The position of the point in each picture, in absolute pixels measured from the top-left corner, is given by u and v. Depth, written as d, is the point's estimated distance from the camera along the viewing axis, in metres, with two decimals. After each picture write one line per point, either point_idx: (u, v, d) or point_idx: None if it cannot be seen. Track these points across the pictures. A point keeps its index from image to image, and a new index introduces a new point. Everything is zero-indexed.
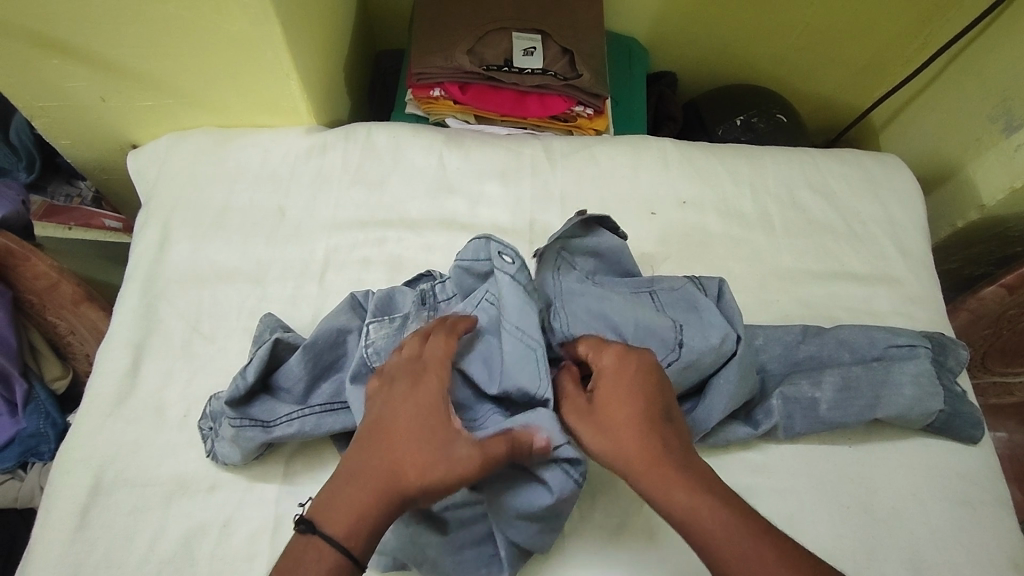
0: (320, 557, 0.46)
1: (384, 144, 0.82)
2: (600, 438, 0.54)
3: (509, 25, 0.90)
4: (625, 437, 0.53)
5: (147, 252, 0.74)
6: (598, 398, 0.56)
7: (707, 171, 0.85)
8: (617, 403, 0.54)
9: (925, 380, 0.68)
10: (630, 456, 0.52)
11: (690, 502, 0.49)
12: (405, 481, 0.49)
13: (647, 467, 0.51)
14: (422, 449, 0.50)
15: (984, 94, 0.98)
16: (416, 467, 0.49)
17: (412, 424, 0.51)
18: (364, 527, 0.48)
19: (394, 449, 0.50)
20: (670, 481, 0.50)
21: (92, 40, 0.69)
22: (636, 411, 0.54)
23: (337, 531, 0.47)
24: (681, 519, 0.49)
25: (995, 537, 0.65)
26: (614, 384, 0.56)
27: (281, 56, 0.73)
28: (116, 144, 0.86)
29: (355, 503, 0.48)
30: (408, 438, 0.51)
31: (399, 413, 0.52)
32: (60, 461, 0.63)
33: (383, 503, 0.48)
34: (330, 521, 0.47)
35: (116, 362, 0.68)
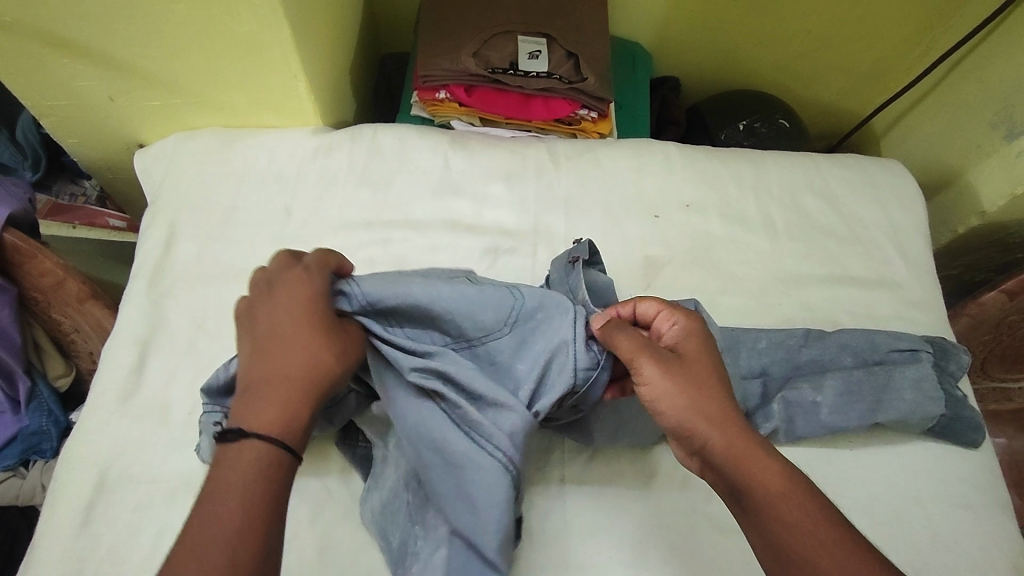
0: (256, 459, 0.47)
1: (390, 146, 0.83)
2: (681, 399, 0.53)
3: (514, 28, 0.90)
4: (714, 405, 0.53)
5: (153, 250, 0.75)
6: (683, 352, 0.57)
7: (711, 174, 0.86)
8: (704, 374, 0.55)
9: (927, 386, 0.69)
10: (723, 425, 0.53)
11: (782, 480, 0.51)
12: (312, 368, 0.52)
13: (741, 443, 0.52)
14: (311, 344, 0.53)
15: (985, 101, 0.99)
16: (317, 353, 0.53)
17: (300, 319, 0.54)
18: (288, 418, 0.49)
19: (292, 343, 0.53)
20: (761, 456, 0.52)
21: (103, 40, 0.70)
22: (718, 379, 0.55)
23: (265, 427, 0.48)
24: (769, 493, 0.50)
25: (996, 540, 0.66)
26: (698, 351, 0.57)
27: (289, 57, 0.74)
28: (123, 143, 0.87)
29: (272, 401, 0.50)
30: (296, 331, 0.53)
31: (283, 315, 0.54)
32: (65, 457, 0.63)
33: (301, 394, 0.51)
34: (255, 423, 0.48)
35: (122, 359, 0.68)
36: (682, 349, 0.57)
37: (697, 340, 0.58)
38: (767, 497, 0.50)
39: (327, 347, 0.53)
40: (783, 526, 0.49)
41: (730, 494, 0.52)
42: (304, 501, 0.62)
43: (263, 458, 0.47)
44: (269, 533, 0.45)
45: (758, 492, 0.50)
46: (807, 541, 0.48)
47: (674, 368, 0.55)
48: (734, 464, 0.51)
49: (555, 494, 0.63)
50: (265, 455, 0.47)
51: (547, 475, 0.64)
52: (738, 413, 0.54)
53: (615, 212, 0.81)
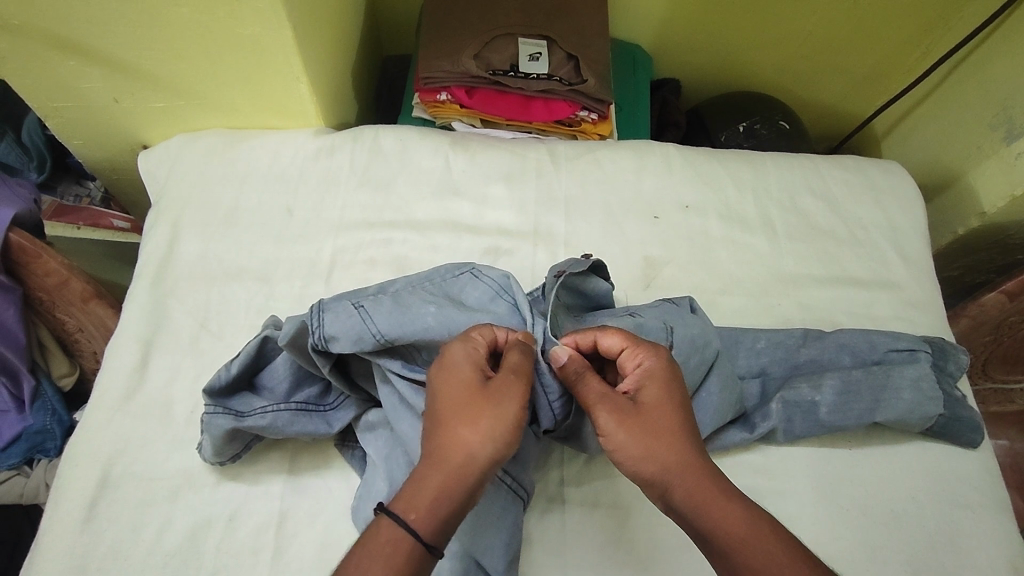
0: (392, 542, 0.47)
1: (391, 147, 0.83)
2: (638, 450, 0.53)
3: (514, 31, 0.91)
4: (671, 457, 0.52)
5: (156, 250, 0.75)
6: (642, 401, 0.55)
7: (710, 175, 0.86)
8: (665, 421, 0.54)
9: (925, 386, 0.69)
10: (683, 474, 0.52)
11: (743, 526, 0.50)
12: (470, 452, 0.50)
13: (701, 490, 0.51)
14: (473, 424, 0.51)
15: (985, 103, 0.99)
16: (464, 426, 0.51)
17: (453, 396, 0.53)
18: (431, 498, 0.49)
19: (441, 424, 0.52)
20: (720, 501, 0.51)
21: (107, 42, 0.71)
22: (677, 427, 0.54)
23: (408, 512, 0.48)
24: (726, 538, 0.50)
25: (994, 540, 0.66)
26: (660, 395, 0.55)
27: (291, 59, 0.74)
28: (127, 144, 0.87)
29: (418, 489, 0.49)
30: (444, 407, 0.52)
31: (434, 396, 0.53)
32: (67, 455, 0.64)
33: (453, 479, 0.49)
34: (405, 506, 0.48)
35: (125, 358, 0.69)
36: (642, 395, 0.55)
37: (658, 386, 0.55)
38: (724, 544, 0.49)
39: (479, 419, 0.51)
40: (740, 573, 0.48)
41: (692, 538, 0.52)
42: (306, 498, 0.62)
43: (398, 541, 0.47)
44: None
45: (715, 538, 0.50)
46: None
47: (631, 417, 0.54)
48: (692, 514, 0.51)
49: (554, 493, 0.64)
50: (400, 538, 0.47)
51: (546, 474, 0.65)
52: (700, 458, 0.53)
53: (615, 213, 0.82)
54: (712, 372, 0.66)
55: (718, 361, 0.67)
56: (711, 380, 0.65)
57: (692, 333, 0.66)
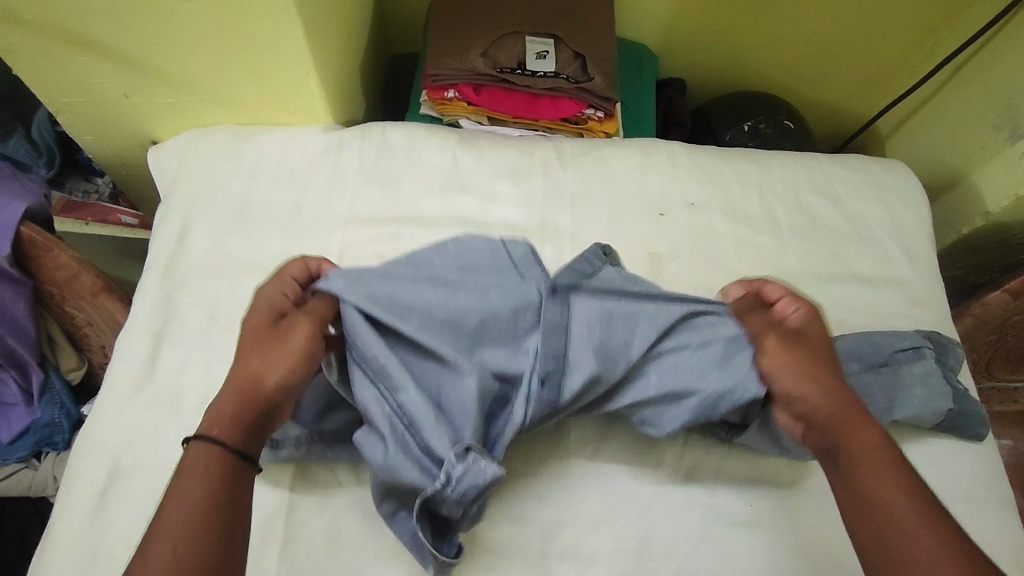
0: (199, 458, 0.51)
1: (399, 143, 0.84)
2: (797, 361, 0.60)
3: (521, 29, 0.92)
4: (826, 378, 0.59)
5: (167, 243, 0.76)
6: (801, 333, 0.63)
7: (716, 173, 0.87)
8: (827, 348, 0.63)
9: (933, 380, 0.69)
10: (829, 394, 0.58)
11: (862, 425, 0.55)
12: (262, 376, 0.56)
13: (847, 412, 0.56)
14: (263, 353, 0.57)
15: (990, 102, 0.99)
16: (263, 367, 0.56)
17: (251, 337, 0.59)
18: (231, 420, 0.53)
19: (239, 361, 0.57)
20: (864, 425, 0.55)
21: (120, 38, 0.72)
22: (831, 361, 0.61)
23: (207, 430, 0.52)
24: (847, 437, 0.54)
25: (998, 536, 0.66)
26: (820, 336, 0.63)
27: (303, 57, 0.75)
28: (136, 140, 0.88)
29: (218, 411, 0.54)
30: (246, 356, 0.57)
31: (240, 341, 0.59)
32: (79, 445, 0.65)
33: (247, 401, 0.54)
34: (204, 427, 0.53)
35: (136, 350, 0.69)
36: (806, 330, 0.64)
37: (818, 334, 0.64)
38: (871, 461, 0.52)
39: (273, 350, 0.57)
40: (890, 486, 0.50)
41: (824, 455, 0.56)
42: (314, 491, 0.62)
43: (203, 454, 0.51)
44: (214, 519, 0.48)
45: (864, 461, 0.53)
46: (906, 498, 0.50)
47: (793, 344, 0.62)
48: (835, 427, 0.55)
49: (562, 487, 0.64)
50: (205, 451, 0.51)
51: (550, 462, 0.65)
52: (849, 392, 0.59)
53: (620, 210, 0.82)
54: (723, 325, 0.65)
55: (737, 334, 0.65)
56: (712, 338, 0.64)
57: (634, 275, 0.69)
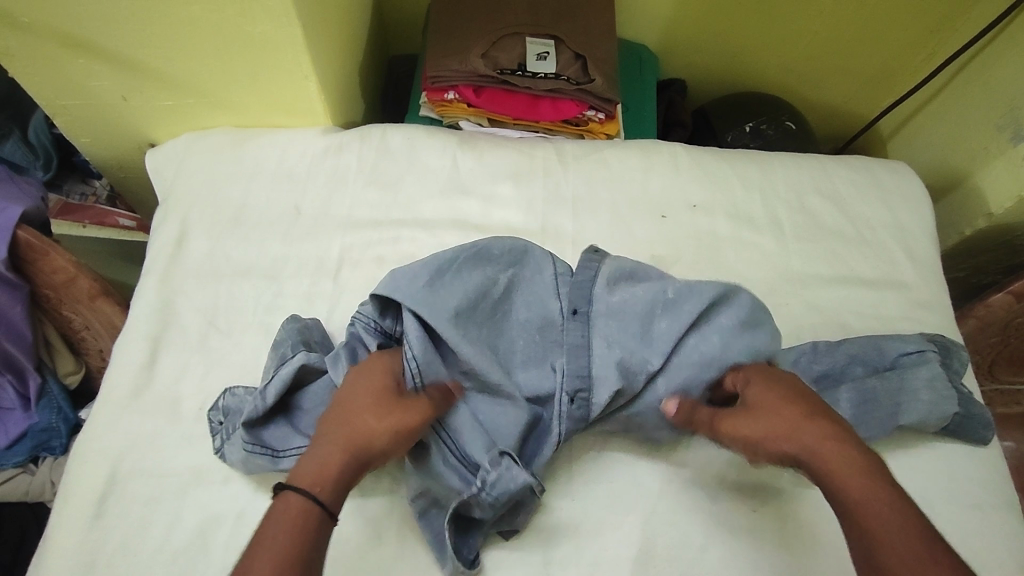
0: (295, 512, 0.49)
1: (399, 145, 0.83)
2: (769, 425, 0.57)
3: (522, 30, 0.91)
4: (808, 429, 0.56)
5: (165, 247, 0.75)
6: (750, 398, 0.60)
7: (718, 174, 0.86)
8: (784, 395, 0.58)
9: (940, 384, 0.68)
10: (814, 446, 0.55)
11: (864, 489, 0.52)
12: (375, 437, 0.55)
13: (834, 459, 0.54)
14: (375, 415, 0.56)
15: (993, 102, 0.99)
16: (370, 422, 0.55)
17: (364, 395, 0.57)
18: (334, 472, 0.52)
19: (344, 412, 0.56)
20: (857, 473, 0.53)
21: (116, 39, 0.71)
22: (810, 405, 0.58)
23: (302, 481, 0.51)
24: (851, 497, 0.52)
25: (1005, 541, 0.66)
26: (777, 392, 0.59)
27: (302, 59, 0.74)
28: (134, 143, 0.87)
29: (317, 463, 0.53)
30: (353, 410, 0.56)
31: (348, 395, 0.58)
32: (77, 452, 0.64)
33: (350, 455, 0.54)
34: (303, 478, 0.52)
35: (133, 355, 0.69)
36: (750, 395, 0.60)
37: (770, 385, 0.60)
38: (865, 517, 0.51)
39: (384, 413, 0.56)
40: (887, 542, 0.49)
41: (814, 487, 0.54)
42: None
43: (299, 508, 0.50)
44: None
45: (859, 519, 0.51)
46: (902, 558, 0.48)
47: (750, 410, 0.59)
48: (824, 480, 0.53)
49: (564, 493, 0.64)
50: (301, 505, 0.50)
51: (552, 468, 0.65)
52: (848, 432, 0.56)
53: (622, 213, 0.82)
54: (728, 321, 0.64)
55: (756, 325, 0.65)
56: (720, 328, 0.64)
57: (649, 270, 0.68)
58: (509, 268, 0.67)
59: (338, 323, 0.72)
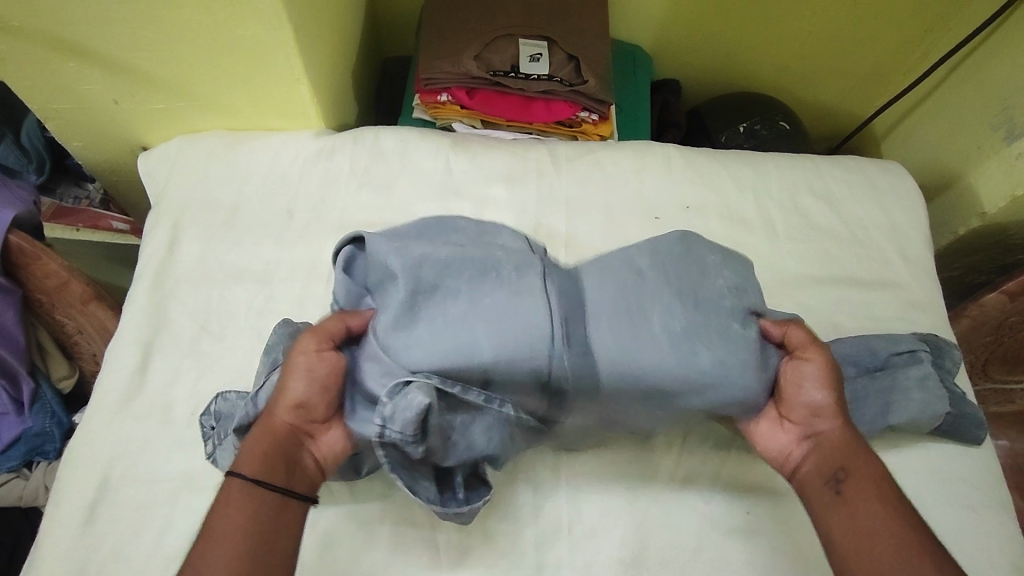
0: (231, 499, 0.51)
1: (392, 148, 0.83)
2: (827, 385, 0.58)
3: (515, 32, 0.91)
4: (838, 405, 0.58)
5: (157, 251, 0.75)
6: (826, 350, 0.60)
7: (711, 175, 0.86)
8: (838, 371, 0.60)
9: (932, 384, 0.69)
10: (834, 419, 0.57)
11: (874, 474, 0.55)
12: (285, 402, 0.54)
13: (846, 437, 0.57)
14: (285, 381, 0.55)
15: (986, 102, 0.99)
16: (275, 390, 0.56)
17: (281, 367, 0.58)
18: (261, 445, 0.53)
19: (270, 393, 0.57)
20: (865, 455, 0.56)
21: (107, 43, 0.71)
22: (842, 382, 0.60)
23: (236, 468, 0.53)
24: (855, 473, 0.55)
25: (997, 541, 0.66)
26: (832, 359, 0.60)
27: (293, 62, 0.74)
28: (126, 146, 0.87)
29: (248, 446, 0.54)
30: (266, 389, 0.58)
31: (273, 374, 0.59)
32: (68, 457, 0.64)
33: (272, 429, 0.54)
34: (235, 465, 0.53)
35: (125, 360, 0.68)
36: (823, 348, 0.60)
37: (831, 352, 0.61)
38: (865, 491, 0.54)
39: (289, 374, 0.55)
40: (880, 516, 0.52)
41: (824, 480, 0.56)
42: None
43: (234, 494, 0.51)
44: (243, 547, 0.49)
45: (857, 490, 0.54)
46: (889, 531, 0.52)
47: (829, 364, 0.58)
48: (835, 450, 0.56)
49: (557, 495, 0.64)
50: (235, 491, 0.51)
51: (545, 470, 0.65)
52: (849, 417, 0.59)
53: (615, 214, 0.82)
54: (718, 254, 0.63)
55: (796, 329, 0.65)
56: (719, 264, 0.63)
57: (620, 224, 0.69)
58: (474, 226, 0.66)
59: None
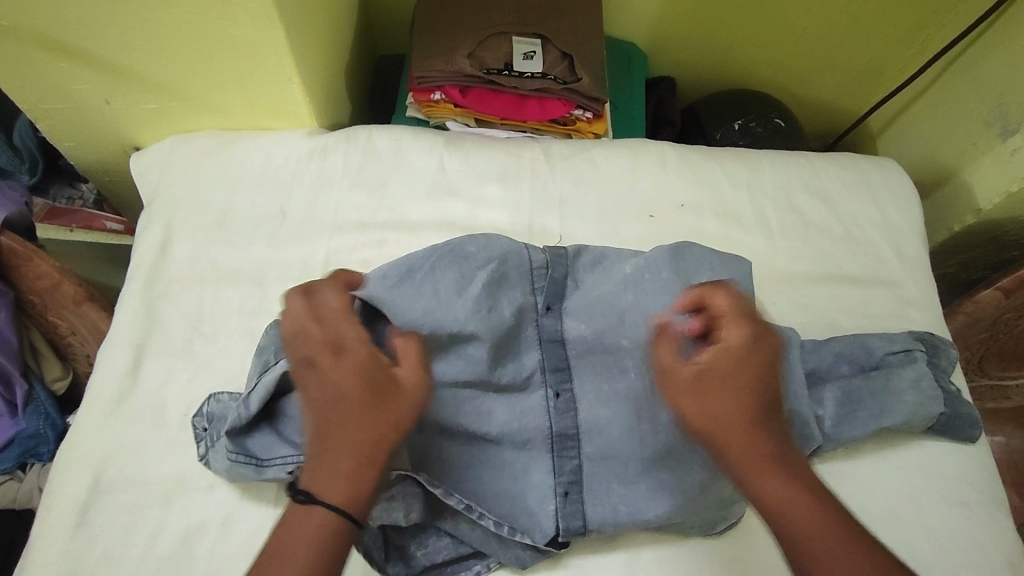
0: (322, 528, 0.47)
1: (385, 147, 0.83)
2: (712, 417, 0.52)
3: (508, 29, 0.90)
4: (740, 431, 0.51)
5: (149, 251, 0.75)
6: (707, 371, 0.53)
7: (706, 173, 0.86)
8: (747, 379, 0.53)
9: (925, 385, 0.69)
10: (734, 446, 0.51)
11: (785, 496, 0.50)
12: (383, 432, 0.49)
13: (749, 461, 0.51)
14: (378, 407, 0.50)
15: (981, 98, 0.98)
16: (380, 426, 0.49)
17: (350, 377, 0.51)
18: (367, 490, 0.48)
19: (345, 407, 0.50)
20: (773, 475, 0.50)
21: (97, 43, 0.70)
22: (749, 395, 0.52)
23: (328, 496, 0.48)
24: (773, 508, 0.50)
25: (992, 539, 0.66)
26: (734, 373, 0.53)
27: (285, 61, 0.74)
28: (118, 146, 0.87)
29: (336, 473, 0.48)
30: (342, 406, 0.50)
31: (330, 374, 0.51)
32: (61, 459, 0.63)
33: (369, 458, 0.49)
34: (324, 492, 0.48)
35: (117, 361, 0.68)
36: (709, 365, 0.53)
37: (735, 361, 0.53)
38: (786, 523, 0.49)
39: (387, 402, 0.50)
40: (809, 547, 0.48)
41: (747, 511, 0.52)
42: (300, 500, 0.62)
43: (330, 524, 0.47)
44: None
45: (775, 521, 0.50)
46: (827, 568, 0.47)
47: (703, 388, 0.52)
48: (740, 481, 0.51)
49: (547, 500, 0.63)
50: (331, 523, 0.47)
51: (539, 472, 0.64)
52: (765, 417, 0.52)
53: (609, 212, 0.82)
54: (705, 273, 0.67)
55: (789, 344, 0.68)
56: (707, 286, 0.66)
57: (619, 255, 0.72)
58: (490, 263, 0.65)
59: None
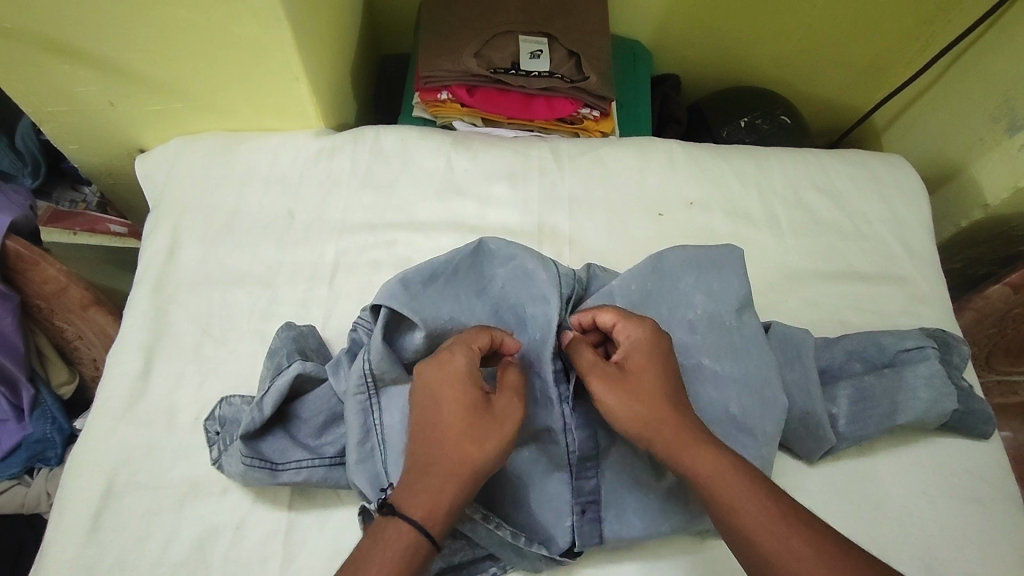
0: (402, 540, 0.49)
1: (392, 147, 0.82)
2: (624, 397, 0.56)
3: (515, 28, 0.90)
4: (659, 413, 0.56)
5: (158, 254, 0.75)
6: (628, 365, 0.58)
7: (714, 170, 0.86)
8: (655, 368, 0.58)
9: (939, 381, 0.68)
10: (660, 429, 0.55)
11: (716, 469, 0.53)
12: (472, 455, 0.52)
13: (679, 439, 0.55)
14: (473, 430, 0.53)
15: (988, 92, 0.98)
16: (466, 445, 0.52)
17: (451, 400, 0.54)
18: (444, 507, 0.50)
19: (440, 428, 0.53)
20: (702, 451, 0.54)
21: (102, 45, 0.70)
22: (663, 385, 0.57)
23: (410, 509, 0.50)
24: (704, 479, 0.53)
25: (1007, 536, 0.66)
26: (645, 365, 0.58)
27: (292, 62, 0.73)
28: (123, 148, 0.86)
29: (423, 489, 0.51)
30: (437, 419, 0.54)
31: (431, 393, 0.55)
32: (71, 464, 0.63)
33: (455, 479, 0.51)
34: (409, 505, 0.50)
35: (127, 365, 0.68)
36: (628, 361, 0.58)
37: (646, 356, 0.58)
38: (718, 494, 0.52)
39: (480, 428, 0.53)
40: (741, 514, 0.51)
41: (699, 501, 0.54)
42: (314, 502, 0.62)
43: (410, 540, 0.49)
44: None
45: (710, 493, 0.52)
46: (762, 528, 0.50)
47: (618, 382, 0.57)
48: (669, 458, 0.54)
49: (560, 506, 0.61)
50: (412, 538, 0.49)
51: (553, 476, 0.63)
52: (683, 406, 0.57)
53: (618, 210, 0.81)
54: (700, 280, 0.67)
55: (801, 349, 0.68)
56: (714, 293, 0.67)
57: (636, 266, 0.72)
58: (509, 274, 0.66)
59: (334, 328, 0.71)
